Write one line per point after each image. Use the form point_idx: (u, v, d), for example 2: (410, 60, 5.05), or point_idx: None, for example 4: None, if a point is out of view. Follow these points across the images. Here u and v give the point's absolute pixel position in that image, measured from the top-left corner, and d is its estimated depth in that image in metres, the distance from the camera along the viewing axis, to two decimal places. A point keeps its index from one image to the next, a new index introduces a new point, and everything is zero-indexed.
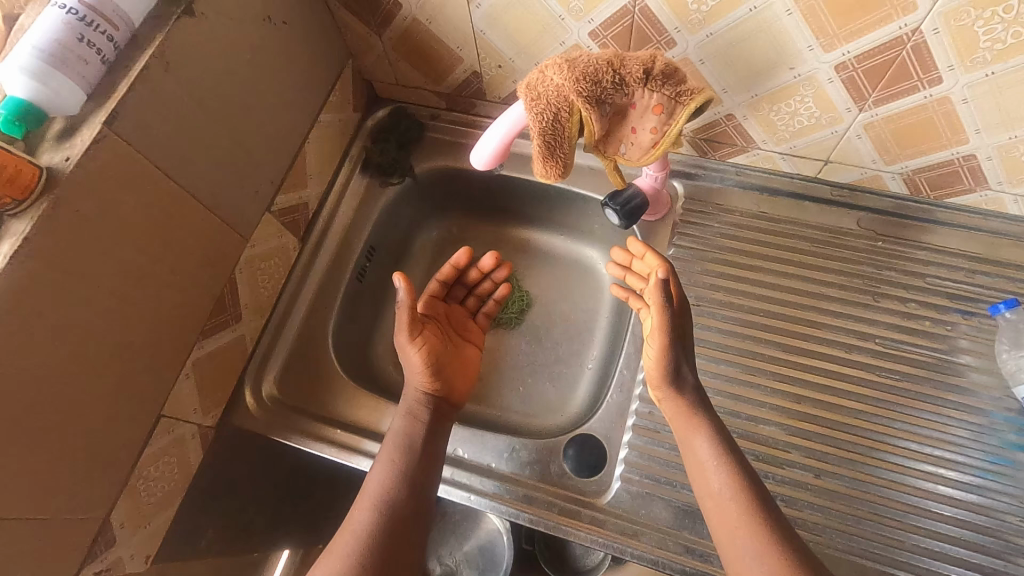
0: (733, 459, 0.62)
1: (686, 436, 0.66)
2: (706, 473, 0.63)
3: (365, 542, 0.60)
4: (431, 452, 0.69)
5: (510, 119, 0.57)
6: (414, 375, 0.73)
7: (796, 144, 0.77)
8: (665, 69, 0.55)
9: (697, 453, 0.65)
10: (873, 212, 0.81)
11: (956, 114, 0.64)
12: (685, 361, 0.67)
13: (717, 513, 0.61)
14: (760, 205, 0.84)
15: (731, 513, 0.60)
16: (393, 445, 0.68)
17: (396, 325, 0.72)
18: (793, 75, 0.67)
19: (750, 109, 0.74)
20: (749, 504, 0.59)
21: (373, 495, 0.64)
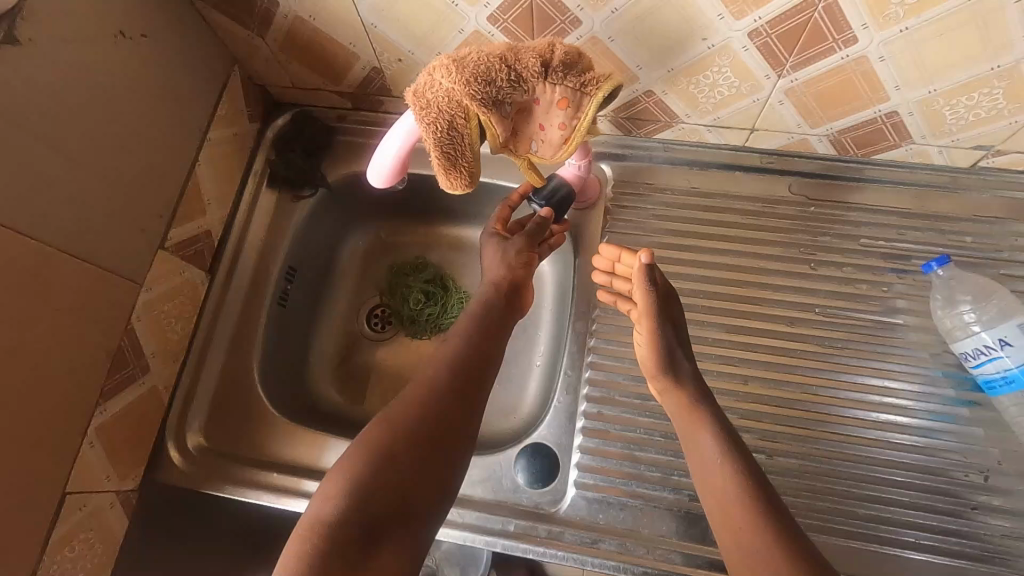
0: (737, 454, 0.60)
1: (691, 431, 0.63)
2: (708, 466, 0.60)
3: (403, 444, 0.56)
4: (491, 359, 0.67)
5: (398, 133, 0.53)
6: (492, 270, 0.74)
7: (720, 116, 0.73)
8: (565, 58, 0.50)
9: (702, 448, 0.62)
10: (802, 176, 0.79)
11: (875, 72, 0.61)
12: (682, 348, 0.68)
13: (717, 505, 0.58)
14: (691, 180, 0.81)
15: (733, 510, 0.57)
16: (457, 340, 0.67)
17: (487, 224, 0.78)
18: (707, 46, 0.63)
19: (668, 84, 0.70)
20: (751, 490, 0.57)
21: (419, 398, 0.60)
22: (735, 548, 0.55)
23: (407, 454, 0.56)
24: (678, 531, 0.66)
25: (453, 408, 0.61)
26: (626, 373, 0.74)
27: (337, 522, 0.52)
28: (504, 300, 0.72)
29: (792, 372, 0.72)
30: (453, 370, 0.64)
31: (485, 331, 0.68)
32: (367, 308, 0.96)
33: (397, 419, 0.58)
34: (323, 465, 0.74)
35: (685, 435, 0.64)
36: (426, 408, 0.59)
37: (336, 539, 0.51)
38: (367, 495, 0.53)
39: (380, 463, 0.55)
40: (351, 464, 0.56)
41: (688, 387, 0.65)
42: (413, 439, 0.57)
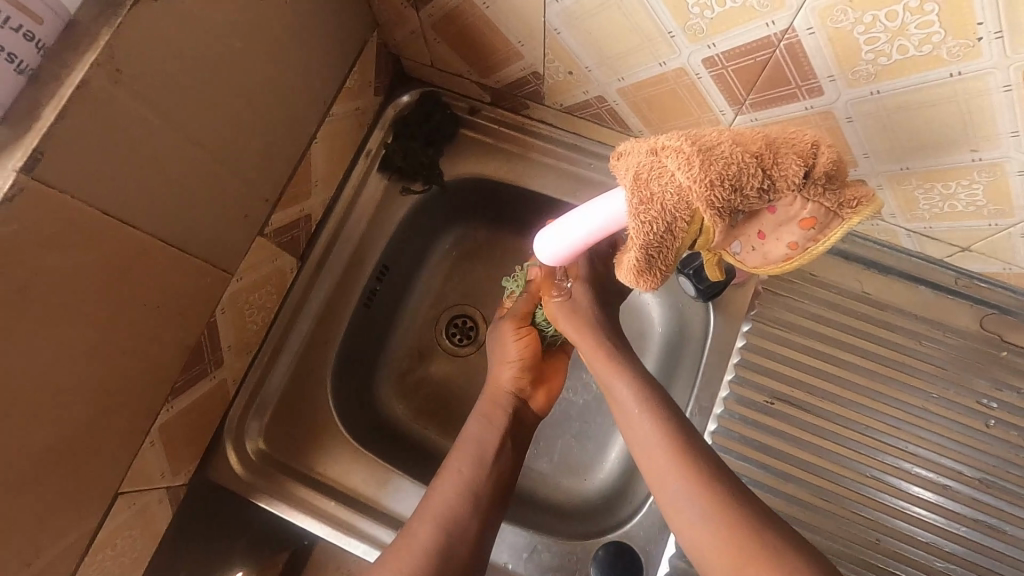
0: (651, 392, 0.59)
1: (606, 378, 0.61)
2: (632, 415, 0.59)
3: (468, 497, 0.58)
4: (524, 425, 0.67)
5: (591, 219, 0.45)
6: (506, 375, 0.67)
7: (933, 226, 0.61)
8: (833, 170, 0.38)
9: (618, 398, 0.60)
10: (999, 310, 0.66)
11: None
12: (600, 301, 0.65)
13: (645, 459, 0.57)
14: (863, 283, 0.69)
15: (663, 461, 0.55)
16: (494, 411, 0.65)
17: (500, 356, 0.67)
18: (972, 158, 0.50)
19: (890, 180, 0.57)
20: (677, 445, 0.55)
21: (475, 447, 0.62)
22: (667, 493, 0.54)
23: (474, 505, 0.58)
24: None
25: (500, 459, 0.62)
26: None
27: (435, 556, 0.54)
28: (510, 410, 0.65)
29: (931, 543, 0.62)
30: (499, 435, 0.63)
31: (503, 408, 0.65)
32: (449, 317, 0.85)
33: (462, 474, 0.60)
34: (383, 503, 0.68)
35: (600, 380, 0.62)
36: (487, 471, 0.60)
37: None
38: (453, 542, 0.56)
39: (453, 516, 0.57)
40: (420, 511, 0.58)
41: (593, 330, 0.62)
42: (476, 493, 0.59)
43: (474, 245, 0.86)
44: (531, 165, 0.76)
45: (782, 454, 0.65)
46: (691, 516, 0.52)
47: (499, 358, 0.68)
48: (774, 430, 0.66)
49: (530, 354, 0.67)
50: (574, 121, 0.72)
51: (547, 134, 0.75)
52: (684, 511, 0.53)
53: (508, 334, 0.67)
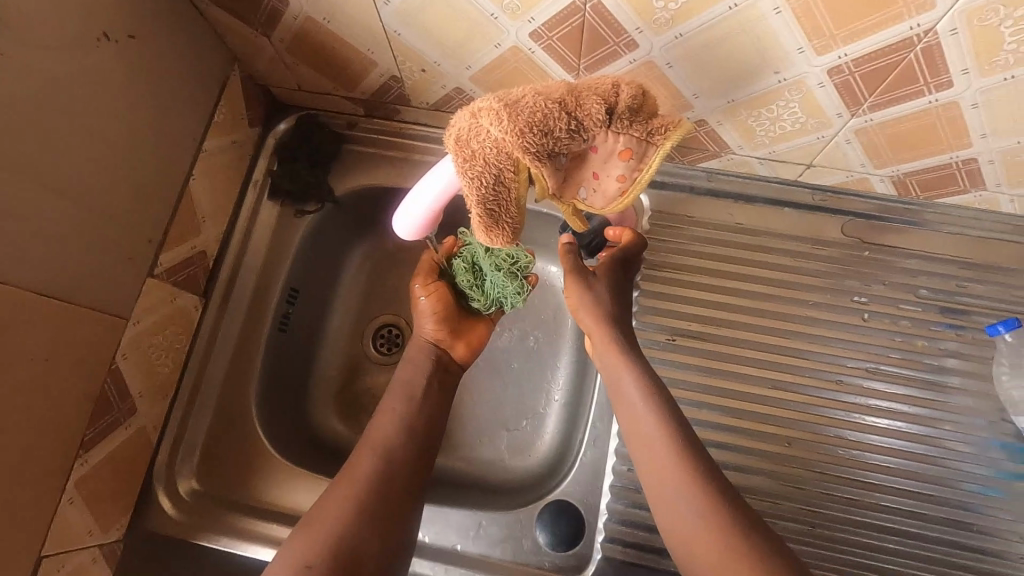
0: (668, 405, 0.59)
1: (614, 373, 0.62)
2: (636, 411, 0.59)
3: (373, 485, 0.58)
4: (450, 376, 0.71)
5: (425, 190, 0.50)
6: (424, 329, 0.71)
7: (776, 149, 0.66)
8: (633, 102, 0.42)
9: (625, 394, 0.61)
10: (857, 216, 0.72)
11: (962, 119, 0.54)
12: (621, 303, 0.65)
13: (646, 452, 0.58)
14: (735, 215, 0.74)
15: (660, 455, 0.56)
16: (418, 361, 0.70)
17: (417, 313, 0.71)
18: (778, 79, 0.55)
19: (725, 114, 0.62)
20: (681, 447, 0.56)
21: (395, 423, 0.64)
22: (665, 495, 0.55)
23: (389, 473, 0.60)
24: None
25: (399, 453, 0.62)
26: None
27: (340, 545, 0.53)
28: (433, 358, 0.70)
29: (837, 435, 0.67)
30: (405, 427, 0.64)
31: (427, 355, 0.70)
32: (372, 328, 0.87)
33: (362, 468, 0.59)
34: None
35: (609, 376, 0.62)
36: (389, 459, 0.61)
37: (352, 546, 0.53)
38: (356, 516, 0.55)
39: (360, 497, 0.57)
40: (320, 509, 0.56)
41: (612, 329, 0.63)
42: (382, 483, 0.59)
43: (384, 255, 0.89)
44: (416, 166, 0.79)
45: (694, 386, 0.70)
46: (686, 514, 0.53)
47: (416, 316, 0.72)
48: (682, 365, 0.70)
49: (449, 304, 0.71)
50: (446, 117, 0.75)
51: (426, 135, 0.79)
52: (679, 507, 0.54)
53: (420, 278, 0.71)
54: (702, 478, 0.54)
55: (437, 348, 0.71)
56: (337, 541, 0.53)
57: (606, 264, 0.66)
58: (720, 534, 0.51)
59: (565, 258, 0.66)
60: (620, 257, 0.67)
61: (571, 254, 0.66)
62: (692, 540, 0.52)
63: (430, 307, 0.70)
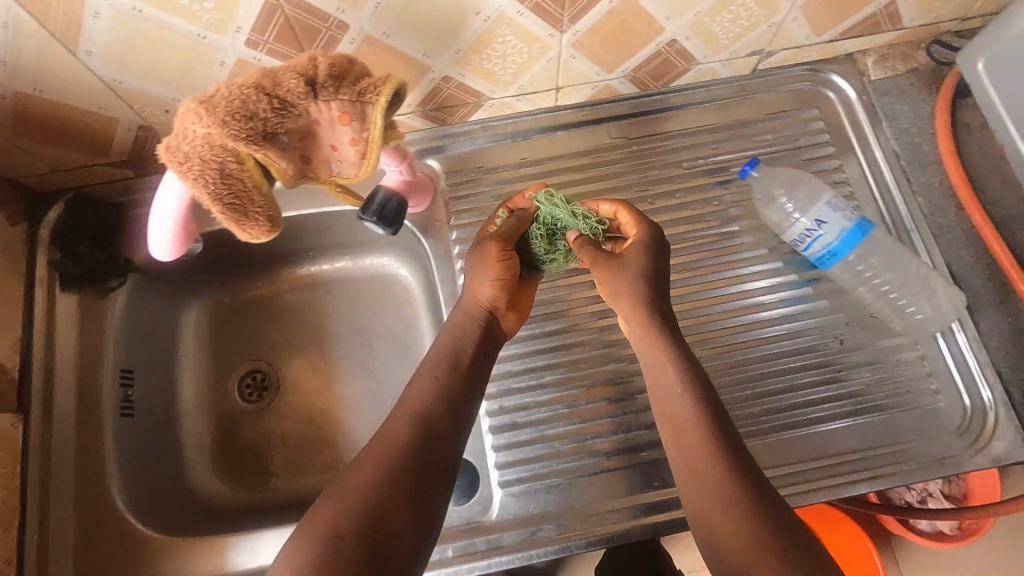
0: (701, 391, 0.56)
1: (653, 360, 0.58)
2: (674, 398, 0.56)
3: (401, 455, 0.52)
4: (496, 343, 0.65)
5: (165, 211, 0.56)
6: (482, 290, 0.64)
7: (522, 83, 0.73)
8: (332, 71, 0.46)
9: (665, 381, 0.58)
10: (617, 119, 0.81)
11: (642, 7, 0.64)
12: (656, 284, 0.60)
13: (672, 432, 0.56)
14: (519, 152, 0.80)
15: (693, 435, 0.54)
16: (465, 327, 0.62)
17: (478, 275, 0.63)
18: (483, 19, 0.61)
19: (461, 66, 0.68)
20: (719, 429, 0.54)
21: (433, 393, 0.57)
22: (693, 488, 0.53)
23: (409, 451, 0.53)
24: (607, 492, 0.69)
25: (438, 415, 0.56)
26: (518, 360, 0.74)
27: (366, 518, 0.48)
28: (483, 324, 0.63)
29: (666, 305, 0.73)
30: (444, 398, 0.57)
31: (473, 318, 0.63)
32: (239, 374, 0.90)
33: (399, 437, 0.54)
34: (228, 567, 0.69)
35: (647, 362, 0.59)
36: (417, 441, 0.54)
37: (378, 513, 0.49)
38: (364, 500, 0.49)
39: (392, 469, 0.51)
40: (363, 481, 0.50)
41: (651, 312, 0.59)
42: (399, 466, 0.51)
43: (228, 305, 0.92)
44: None
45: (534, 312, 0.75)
46: (714, 506, 0.51)
47: (472, 276, 0.65)
48: None
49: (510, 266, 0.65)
50: None
51: None
52: (711, 508, 0.51)
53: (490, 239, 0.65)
54: (746, 488, 0.51)
55: (489, 314, 0.64)
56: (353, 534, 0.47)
57: (631, 247, 0.62)
58: (755, 512, 0.50)
59: (580, 248, 0.63)
60: (647, 236, 0.63)
61: (591, 244, 0.63)
62: (721, 522, 0.50)
63: (478, 265, 0.64)
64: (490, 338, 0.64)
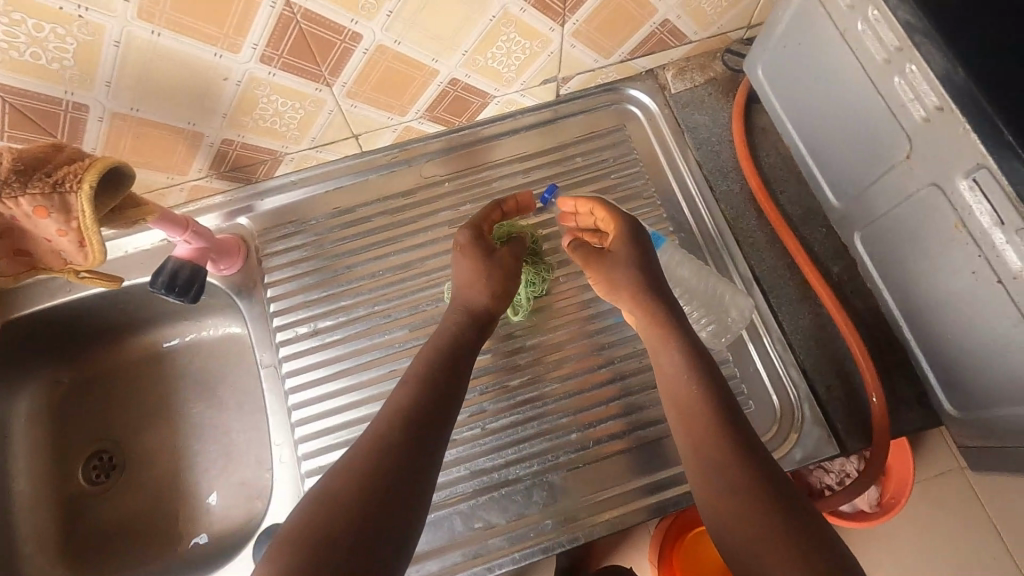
0: (702, 371, 0.59)
1: (659, 347, 0.62)
2: (675, 380, 0.60)
3: (402, 444, 0.52)
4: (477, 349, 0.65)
5: None
6: (474, 294, 0.67)
7: (315, 136, 0.73)
8: (14, 166, 0.48)
9: (665, 362, 0.61)
10: (430, 157, 0.82)
11: (402, 54, 0.64)
12: (643, 272, 0.65)
13: (681, 408, 0.58)
14: (333, 202, 0.80)
15: (700, 422, 0.56)
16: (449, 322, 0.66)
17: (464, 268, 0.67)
18: (235, 83, 0.61)
19: (236, 129, 0.67)
20: (724, 423, 0.55)
21: (410, 386, 0.58)
22: (701, 465, 0.54)
23: (402, 430, 0.53)
24: (433, 540, 0.67)
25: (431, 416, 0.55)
26: (338, 413, 0.72)
27: (372, 508, 0.47)
28: (472, 317, 0.66)
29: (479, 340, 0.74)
30: (427, 386, 0.58)
31: (460, 327, 0.65)
32: (82, 458, 0.86)
33: (383, 432, 0.53)
34: None
35: (653, 346, 0.63)
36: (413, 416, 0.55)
37: (365, 507, 0.47)
38: (374, 474, 0.49)
39: (381, 460, 0.50)
40: (354, 479, 0.49)
41: (648, 302, 0.64)
42: (393, 453, 0.51)
43: (63, 391, 0.87)
44: (26, 291, 0.78)
45: (352, 362, 0.74)
46: (718, 484, 0.52)
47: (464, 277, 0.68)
48: (330, 350, 0.74)
49: (482, 282, 0.67)
50: None
51: None
52: (713, 482, 0.52)
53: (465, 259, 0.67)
54: (740, 465, 0.52)
55: (465, 319, 0.66)
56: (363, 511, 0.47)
57: (615, 241, 0.67)
58: (757, 498, 0.49)
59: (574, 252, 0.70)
60: (623, 229, 0.68)
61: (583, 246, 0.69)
62: (727, 500, 0.51)
63: (474, 271, 0.67)
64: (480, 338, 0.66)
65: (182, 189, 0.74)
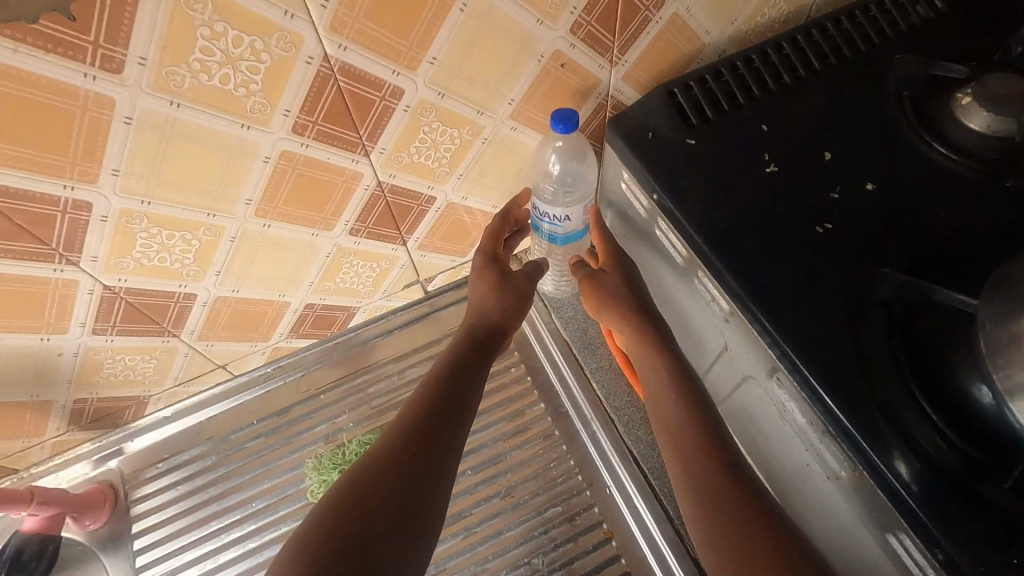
0: (689, 387, 0.56)
1: (642, 363, 0.60)
2: (653, 390, 0.58)
3: (401, 474, 0.49)
4: (486, 364, 0.63)
5: None
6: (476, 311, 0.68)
7: (177, 374, 0.73)
8: None
9: (651, 380, 0.59)
10: (306, 369, 0.82)
11: (242, 298, 0.66)
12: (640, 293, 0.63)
13: (658, 415, 0.57)
14: (208, 430, 0.79)
15: (684, 445, 0.53)
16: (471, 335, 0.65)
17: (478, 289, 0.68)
18: (71, 355, 0.62)
19: (87, 388, 0.67)
20: (706, 441, 0.52)
21: (411, 409, 0.55)
22: (686, 484, 0.51)
23: (411, 442, 0.52)
24: None
25: (443, 428, 0.54)
26: None
27: (367, 519, 0.46)
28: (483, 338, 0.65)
29: None
30: (433, 404, 0.56)
31: (471, 337, 0.64)
32: None
33: (382, 451, 0.51)
34: None
35: (639, 357, 0.61)
36: (418, 441, 0.52)
37: (371, 505, 0.47)
38: (373, 489, 0.48)
39: (382, 476, 0.49)
40: (361, 506, 0.46)
41: (635, 317, 0.61)
42: (395, 471, 0.49)
43: None
44: None
45: None
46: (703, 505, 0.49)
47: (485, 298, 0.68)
48: None
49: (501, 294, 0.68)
50: None
51: None
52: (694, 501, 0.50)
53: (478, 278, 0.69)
54: (731, 480, 0.49)
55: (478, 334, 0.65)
56: (358, 518, 0.46)
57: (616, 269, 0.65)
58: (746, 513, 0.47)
59: (576, 272, 0.67)
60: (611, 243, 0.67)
61: (585, 268, 0.66)
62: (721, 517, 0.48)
63: (493, 289, 0.67)
64: (487, 355, 0.64)
65: (43, 447, 0.73)
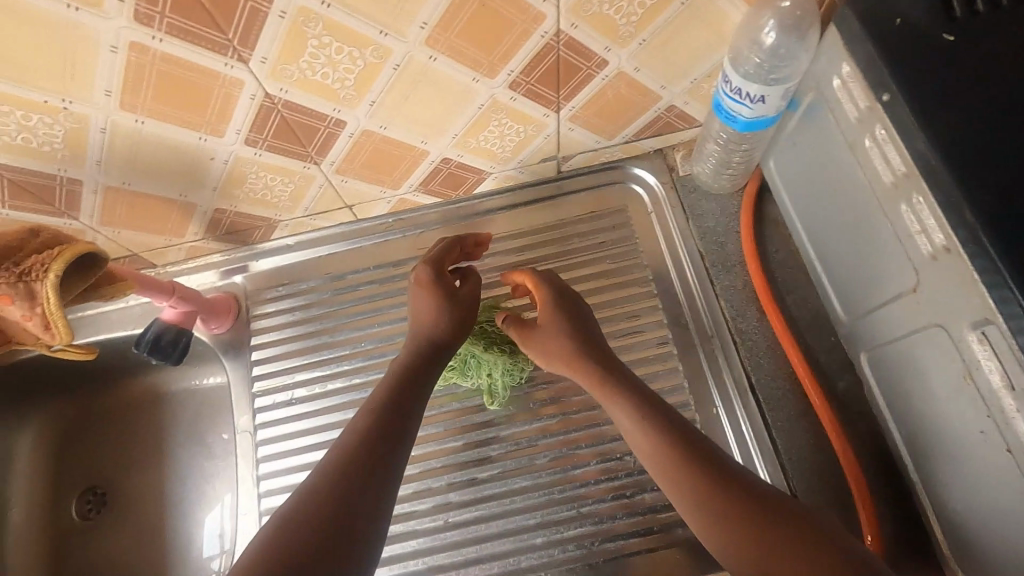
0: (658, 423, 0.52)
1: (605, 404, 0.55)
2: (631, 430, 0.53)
3: (378, 429, 0.50)
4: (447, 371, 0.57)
5: None
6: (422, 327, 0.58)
7: (307, 205, 0.73)
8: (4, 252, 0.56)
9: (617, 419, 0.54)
10: (425, 227, 0.81)
11: (387, 137, 0.63)
12: (583, 343, 0.58)
13: (639, 446, 0.53)
14: (325, 266, 0.80)
15: (667, 460, 0.50)
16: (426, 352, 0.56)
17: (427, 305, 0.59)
18: (222, 162, 0.62)
19: (227, 199, 0.68)
20: (699, 450, 0.50)
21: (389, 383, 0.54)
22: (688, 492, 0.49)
23: (403, 400, 0.52)
24: None
25: (417, 397, 0.53)
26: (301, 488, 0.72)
27: (357, 462, 0.47)
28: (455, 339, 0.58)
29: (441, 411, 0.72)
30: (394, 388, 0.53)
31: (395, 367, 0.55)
32: (75, 493, 0.88)
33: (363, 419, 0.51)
34: None
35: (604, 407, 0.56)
36: (395, 407, 0.51)
37: (370, 449, 0.48)
38: (363, 440, 0.49)
39: (365, 432, 0.49)
40: (369, 443, 0.48)
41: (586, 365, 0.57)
42: (376, 425, 0.50)
43: (64, 423, 0.90)
44: None
45: (323, 434, 0.74)
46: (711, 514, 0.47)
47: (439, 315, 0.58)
48: (305, 419, 0.75)
49: (443, 317, 0.58)
50: None
51: None
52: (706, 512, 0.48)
53: (423, 291, 0.60)
54: (728, 490, 0.48)
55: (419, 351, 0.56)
56: (357, 456, 0.47)
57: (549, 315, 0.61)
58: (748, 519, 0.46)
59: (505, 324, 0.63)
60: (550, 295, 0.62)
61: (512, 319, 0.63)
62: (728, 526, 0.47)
63: (440, 303, 0.58)
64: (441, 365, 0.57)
65: (181, 248, 0.76)
